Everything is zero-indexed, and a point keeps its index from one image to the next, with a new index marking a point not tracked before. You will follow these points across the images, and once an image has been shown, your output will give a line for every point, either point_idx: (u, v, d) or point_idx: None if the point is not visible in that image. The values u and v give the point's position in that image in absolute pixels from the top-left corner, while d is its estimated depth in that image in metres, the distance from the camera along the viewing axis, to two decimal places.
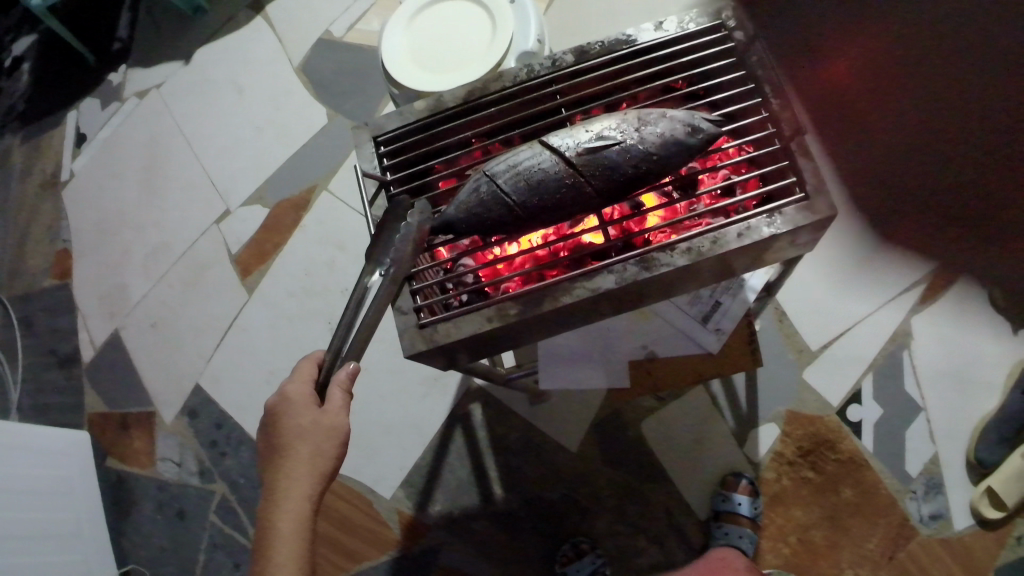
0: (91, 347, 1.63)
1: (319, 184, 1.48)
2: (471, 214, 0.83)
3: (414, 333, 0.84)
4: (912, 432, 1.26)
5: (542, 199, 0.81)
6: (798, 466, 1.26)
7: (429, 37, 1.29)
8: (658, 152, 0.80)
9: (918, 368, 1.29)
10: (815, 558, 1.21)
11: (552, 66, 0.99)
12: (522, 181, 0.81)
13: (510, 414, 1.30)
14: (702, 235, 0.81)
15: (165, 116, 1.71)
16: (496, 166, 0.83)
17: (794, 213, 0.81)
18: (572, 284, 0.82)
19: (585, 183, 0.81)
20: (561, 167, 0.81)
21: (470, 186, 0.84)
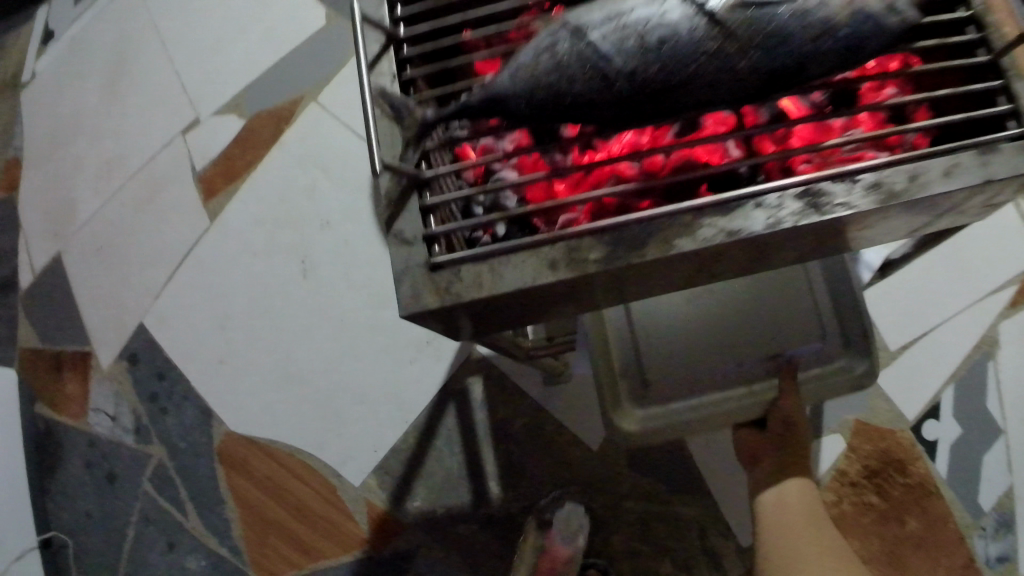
0: (29, 273, 1.38)
1: (307, 96, 1.21)
2: (534, 91, 0.52)
3: (422, 275, 0.57)
4: (990, 458, 1.01)
5: (656, 79, 0.50)
6: (861, 489, 1.02)
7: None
8: (851, 25, 0.49)
9: (1003, 385, 1.03)
10: None
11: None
12: (629, 42, 0.50)
13: (518, 395, 1.04)
14: (894, 166, 0.53)
15: (140, 13, 1.46)
16: (587, 15, 0.52)
17: (1013, 150, 0.53)
18: (693, 219, 0.54)
19: (730, 58, 0.49)
20: (699, 24, 0.49)
21: (539, 41, 0.52)
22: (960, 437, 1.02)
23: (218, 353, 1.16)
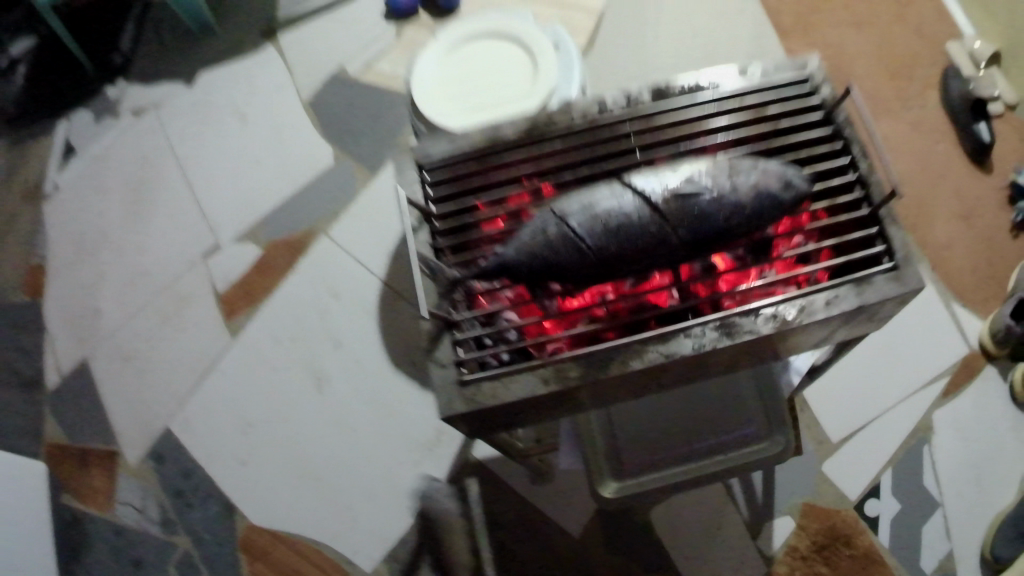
0: (56, 373, 1.51)
1: (318, 229, 1.40)
2: (533, 260, 0.68)
3: (454, 389, 0.69)
4: (929, 526, 1.17)
5: (622, 251, 0.66)
6: (812, 562, 1.15)
7: (472, 81, 1.00)
8: (749, 206, 0.66)
9: (939, 465, 1.19)
10: None
11: (614, 108, 0.78)
12: (598, 226, 0.66)
13: (508, 490, 1.18)
14: (788, 300, 0.69)
15: (159, 139, 1.64)
16: (567, 204, 0.68)
17: (883, 283, 0.69)
18: (643, 345, 0.69)
19: (675, 235, 0.66)
20: (645, 211, 0.66)
21: (534, 223, 0.68)
22: (900, 511, 1.17)
23: (239, 454, 1.30)
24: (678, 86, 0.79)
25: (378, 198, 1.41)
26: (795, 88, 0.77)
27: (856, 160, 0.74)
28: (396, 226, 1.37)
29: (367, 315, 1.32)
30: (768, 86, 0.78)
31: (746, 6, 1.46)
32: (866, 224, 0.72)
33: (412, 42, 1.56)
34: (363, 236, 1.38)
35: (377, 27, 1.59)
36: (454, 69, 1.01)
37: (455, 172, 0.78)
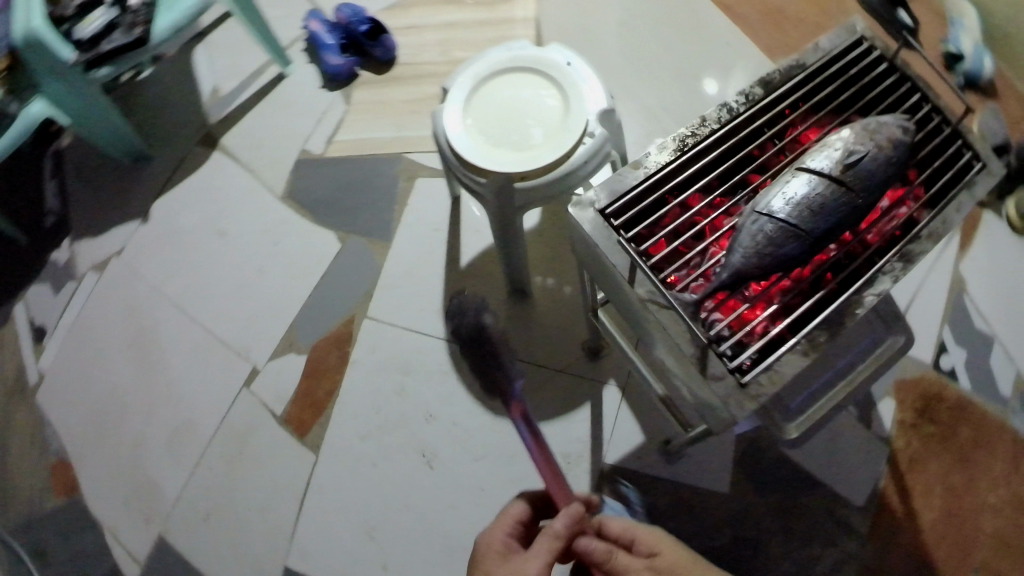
0: (134, 562, 1.34)
1: (357, 313, 1.41)
2: (764, 261, 0.67)
3: (742, 392, 0.67)
4: (994, 359, 1.28)
5: (840, 228, 0.68)
6: (919, 425, 1.24)
7: (506, 121, 1.09)
8: (898, 147, 0.70)
9: (981, 307, 1.32)
10: (960, 504, 1.19)
11: (738, 112, 0.82)
12: (813, 211, 0.67)
13: (654, 479, 1.23)
14: (935, 215, 0.72)
15: (140, 286, 1.54)
16: (763, 202, 0.69)
17: (984, 179, 0.74)
18: (854, 296, 0.70)
19: (872, 200, 0.69)
20: (834, 185, 0.68)
21: (748, 230, 0.68)
22: (969, 355, 1.28)
23: (376, 556, 1.26)
24: (780, 72, 0.84)
25: (405, 267, 1.42)
26: (858, 43, 0.83)
27: (922, 92, 0.79)
28: (437, 288, 1.40)
29: (447, 377, 1.35)
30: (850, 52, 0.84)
31: None
32: (951, 138, 0.77)
33: (365, 103, 1.57)
34: (408, 309, 1.40)
35: (323, 101, 1.60)
36: (482, 117, 1.10)
37: (641, 205, 0.77)
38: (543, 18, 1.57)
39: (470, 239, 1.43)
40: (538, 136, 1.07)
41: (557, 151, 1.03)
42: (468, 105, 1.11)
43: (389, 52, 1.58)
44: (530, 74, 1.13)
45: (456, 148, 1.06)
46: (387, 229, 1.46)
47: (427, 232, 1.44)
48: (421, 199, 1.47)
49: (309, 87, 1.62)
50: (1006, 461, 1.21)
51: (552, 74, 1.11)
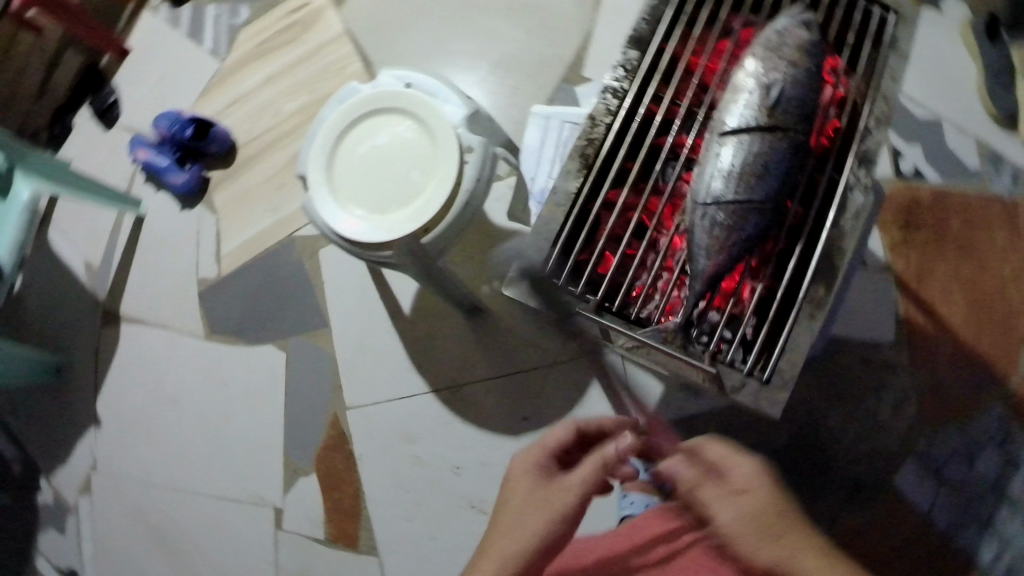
0: None
1: (337, 407, 1.30)
2: (727, 246, 0.83)
3: (767, 390, 0.81)
4: (949, 139, 1.35)
5: (775, 182, 0.84)
6: (910, 235, 1.32)
7: (382, 179, 1.08)
8: (807, 64, 0.86)
9: (917, 99, 1.37)
10: (975, 286, 1.29)
11: (624, 88, 0.93)
12: (746, 182, 0.84)
13: (696, 416, 1.18)
14: (873, 99, 0.87)
15: (126, 489, 1.40)
16: (709, 187, 0.85)
17: (902, 28, 0.90)
18: (837, 223, 0.85)
19: (792, 135, 0.85)
20: (765, 135, 0.84)
21: (703, 221, 0.84)
22: (924, 150, 1.35)
23: None
24: (643, 25, 0.95)
25: (358, 343, 1.31)
26: None
27: None
28: (398, 347, 1.29)
29: (452, 423, 1.26)
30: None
31: None
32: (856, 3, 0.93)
33: (229, 201, 1.41)
34: (383, 381, 1.29)
35: (188, 220, 1.43)
36: (356, 188, 1.09)
37: (566, 232, 0.89)
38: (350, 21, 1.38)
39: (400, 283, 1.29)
40: (417, 177, 1.07)
41: (443, 185, 1.04)
42: (337, 183, 1.10)
43: (225, 142, 1.41)
44: (375, 119, 1.10)
45: (352, 233, 1.06)
46: (317, 311, 1.33)
47: (358, 300, 1.32)
48: (334, 268, 1.34)
49: (166, 214, 1.45)
50: (1005, 237, 1.31)
51: (393, 102, 1.09)
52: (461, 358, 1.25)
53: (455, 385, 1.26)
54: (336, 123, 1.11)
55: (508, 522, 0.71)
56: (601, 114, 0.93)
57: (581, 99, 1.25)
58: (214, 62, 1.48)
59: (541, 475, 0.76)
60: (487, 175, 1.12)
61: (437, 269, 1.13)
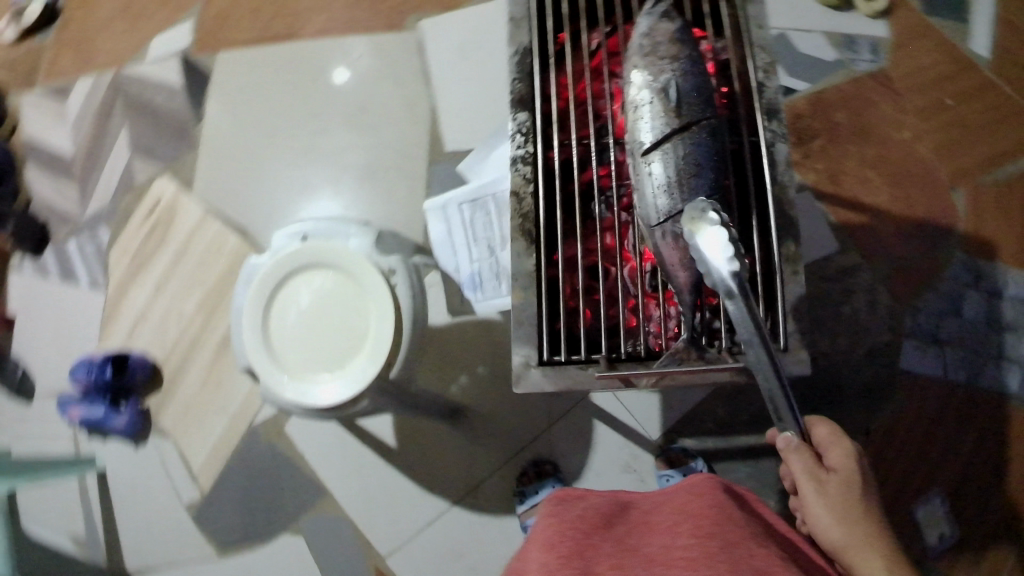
0: None
1: (374, 560, 1.21)
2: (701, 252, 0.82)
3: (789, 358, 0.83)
4: (799, 46, 1.42)
5: (711, 175, 0.82)
6: (814, 143, 1.40)
7: (326, 337, 1.05)
8: (684, 52, 0.86)
9: None
10: (887, 162, 1.38)
11: (530, 150, 0.93)
12: (685, 186, 0.82)
13: (704, 402, 1.21)
14: (752, 56, 0.90)
15: None
16: (654, 206, 0.83)
17: None
18: (776, 178, 0.87)
19: (705, 123, 0.84)
20: (683, 135, 0.83)
21: (665, 238, 0.82)
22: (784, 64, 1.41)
23: None
24: (518, 85, 0.95)
25: (362, 496, 1.23)
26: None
27: None
28: (401, 481, 1.22)
29: (488, 525, 1.19)
30: (533, 23, 0.97)
31: (246, 62, 1.37)
32: None
33: (179, 414, 1.33)
34: (404, 518, 1.21)
35: (146, 451, 1.35)
36: (308, 356, 1.04)
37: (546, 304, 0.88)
38: (211, 192, 1.35)
39: (373, 422, 1.24)
40: (357, 319, 1.04)
41: (385, 316, 1.02)
42: (286, 361, 1.05)
43: (147, 365, 1.35)
44: (289, 283, 1.06)
45: (333, 397, 1.01)
46: (313, 475, 1.25)
47: (344, 457, 1.25)
48: (304, 436, 1.27)
49: (120, 456, 1.37)
50: (885, 106, 1.40)
51: (295, 257, 1.05)
52: (467, 460, 1.20)
53: (474, 487, 1.20)
54: (255, 304, 1.06)
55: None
56: (521, 184, 0.92)
57: (468, 173, 1.22)
58: (99, 293, 1.41)
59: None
60: (418, 285, 1.10)
61: (411, 392, 1.11)
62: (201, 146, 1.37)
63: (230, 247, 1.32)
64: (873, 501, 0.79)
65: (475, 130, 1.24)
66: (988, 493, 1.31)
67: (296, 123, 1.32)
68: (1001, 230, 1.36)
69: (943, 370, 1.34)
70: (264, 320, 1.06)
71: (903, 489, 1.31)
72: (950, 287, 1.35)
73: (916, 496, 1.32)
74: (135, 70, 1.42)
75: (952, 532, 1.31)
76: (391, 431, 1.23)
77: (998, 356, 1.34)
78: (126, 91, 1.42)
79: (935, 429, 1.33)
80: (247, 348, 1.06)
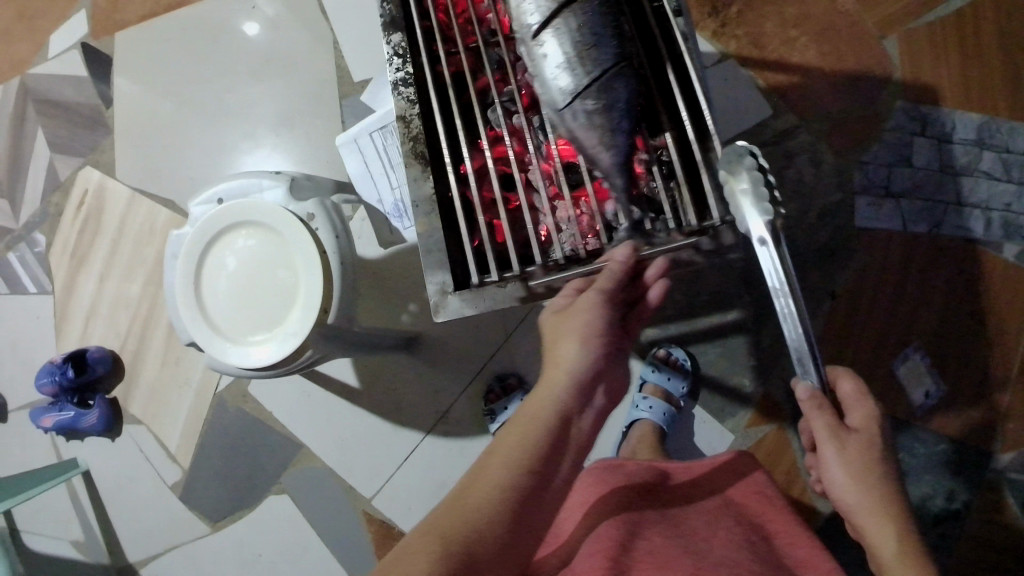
0: None
1: (361, 507, 1.20)
2: (612, 126, 0.82)
3: (711, 239, 0.78)
4: None
5: (612, 41, 0.82)
6: (726, 16, 1.36)
7: (262, 298, 1.03)
8: None
9: None
10: (807, 19, 1.35)
11: (410, 72, 0.96)
12: (586, 60, 0.82)
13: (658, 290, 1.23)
14: None
15: None
16: (559, 92, 0.83)
17: None
18: (680, 40, 0.85)
19: None
20: (574, 8, 0.82)
21: (578, 119, 0.82)
22: None
23: None
24: (388, 8, 0.98)
25: (339, 444, 1.22)
26: None
27: None
28: (373, 421, 1.21)
29: (465, 448, 1.18)
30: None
31: (141, 34, 1.33)
32: None
33: (145, 398, 1.32)
34: (384, 458, 1.20)
35: (122, 441, 1.34)
36: (247, 319, 1.03)
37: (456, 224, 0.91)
38: (136, 172, 1.33)
39: (333, 369, 1.22)
40: (288, 272, 1.02)
41: (313, 264, 0.99)
42: (228, 328, 1.04)
43: (106, 357, 1.32)
44: (216, 249, 1.04)
45: (274, 357, 1.00)
46: (286, 434, 1.25)
47: (313, 409, 1.24)
48: (271, 398, 1.26)
49: (98, 452, 1.35)
50: None
51: (211, 225, 1.03)
52: (432, 391, 1.19)
53: (444, 415, 1.19)
54: (186, 278, 1.04)
55: (543, 390, 0.66)
56: (406, 107, 0.95)
57: (373, 102, 1.20)
58: (46, 296, 1.38)
59: (604, 317, 0.70)
60: (341, 225, 1.06)
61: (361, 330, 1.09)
62: (115, 127, 1.34)
63: (161, 223, 1.31)
64: (894, 465, 0.76)
65: (381, 58, 1.21)
66: (968, 342, 1.30)
67: (204, 85, 1.30)
68: (939, 72, 1.33)
69: (901, 224, 1.31)
70: (193, 291, 1.04)
71: (881, 346, 1.31)
72: (895, 137, 1.33)
73: (893, 354, 1.30)
74: (40, 67, 1.38)
75: (936, 387, 1.29)
76: (352, 373, 1.22)
77: (957, 202, 1.31)
78: (34, 90, 1.38)
79: (903, 285, 1.31)
80: (184, 321, 1.05)
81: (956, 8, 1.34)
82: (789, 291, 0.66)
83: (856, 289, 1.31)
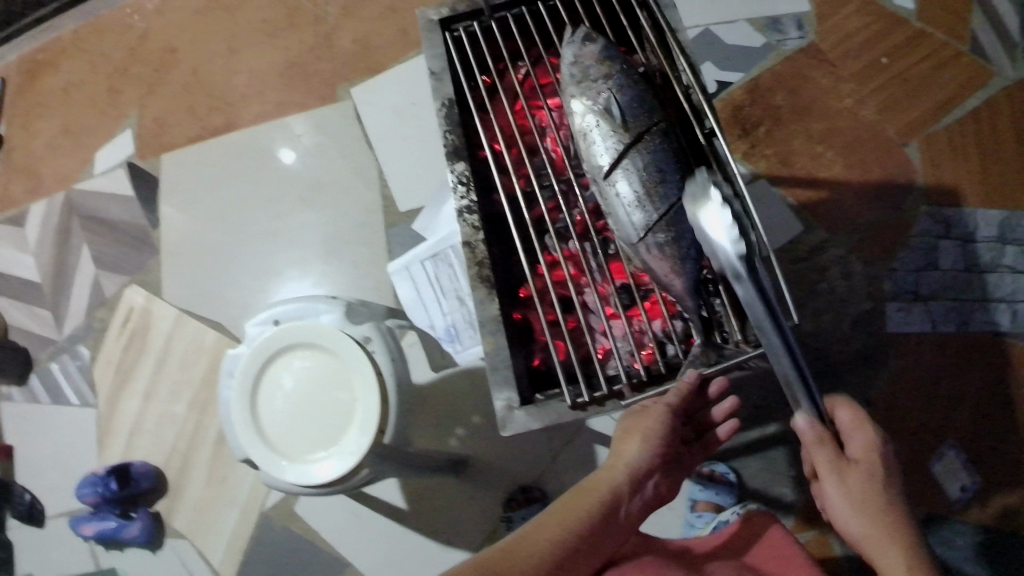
0: None
1: None
2: (683, 260, 0.81)
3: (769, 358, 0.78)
4: (729, 38, 1.46)
5: (676, 176, 0.83)
6: (755, 133, 1.42)
7: (319, 414, 1.02)
8: (617, 74, 0.87)
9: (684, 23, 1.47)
10: (832, 132, 1.40)
11: (474, 200, 0.93)
12: (656, 196, 0.83)
13: None
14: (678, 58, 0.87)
15: None
16: (630, 229, 0.84)
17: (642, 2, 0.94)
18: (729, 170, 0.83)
19: (655, 131, 0.85)
20: (638, 150, 0.84)
21: (652, 251, 0.82)
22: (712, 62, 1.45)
23: None
24: (450, 137, 0.94)
25: (386, 564, 1.22)
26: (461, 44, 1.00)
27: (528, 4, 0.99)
28: (420, 541, 1.22)
29: None
30: (452, 74, 0.98)
31: (190, 159, 1.37)
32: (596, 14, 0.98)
33: (189, 514, 1.33)
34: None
35: (163, 556, 1.33)
36: (304, 438, 1.02)
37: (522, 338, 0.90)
38: (183, 291, 1.36)
39: (382, 490, 1.24)
40: (346, 394, 1.02)
41: (370, 386, 1.00)
42: (286, 447, 1.02)
43: (150, 471, 1.33)
44: (273, 368, 1.04)
45: (332, 473, 0.98)
46: (331, 552, 1.25)
47: (360, 528, 1.25)
48: (319, 518, 1.26)
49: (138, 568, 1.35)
50: (821, 77, 1.42)
51: (269, 343, 1.04)
52: (480, 510, 1.20)
53: (490, 535, 1.19)
54: (242, 394, 1.04)
55: (603, 473, 0.76)
56: (470, 235, 0.92)
57: (424, 230, 1.24)
58: (90, 410, 1.40)
59: (671, 423, 0.75)
60: (396, 349, 1.09)
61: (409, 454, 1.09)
62: (162, 247, 1.37)
63: (209, 343, 1.33)
64: (902, 499, 0.72)
65: (427, 187, 1.25)
66: (1004, 436, 1.28)
67: (251, 208, 1.34)
68: (962, 175, 1.36)
69: (932, 326, 1.33)
70: (249, 407, 1.04)
71: (915, 443, 1.30)
72: (923, 241, 1.35)
73: (928, 452, 1.29)
74: (86, 184, 1.41)
75: (972, 480, 1.27)
76: (401, 494, 1.23)
77: (984, 299, 1.33)
78: (80, 207, 1.41)
79: (936, 384, 1.31)
80: (240, 440, 1.04)
81: (972, 112, 1.39)
82: (772, 325, 0.62)
83: (890, 391, 1.32)
